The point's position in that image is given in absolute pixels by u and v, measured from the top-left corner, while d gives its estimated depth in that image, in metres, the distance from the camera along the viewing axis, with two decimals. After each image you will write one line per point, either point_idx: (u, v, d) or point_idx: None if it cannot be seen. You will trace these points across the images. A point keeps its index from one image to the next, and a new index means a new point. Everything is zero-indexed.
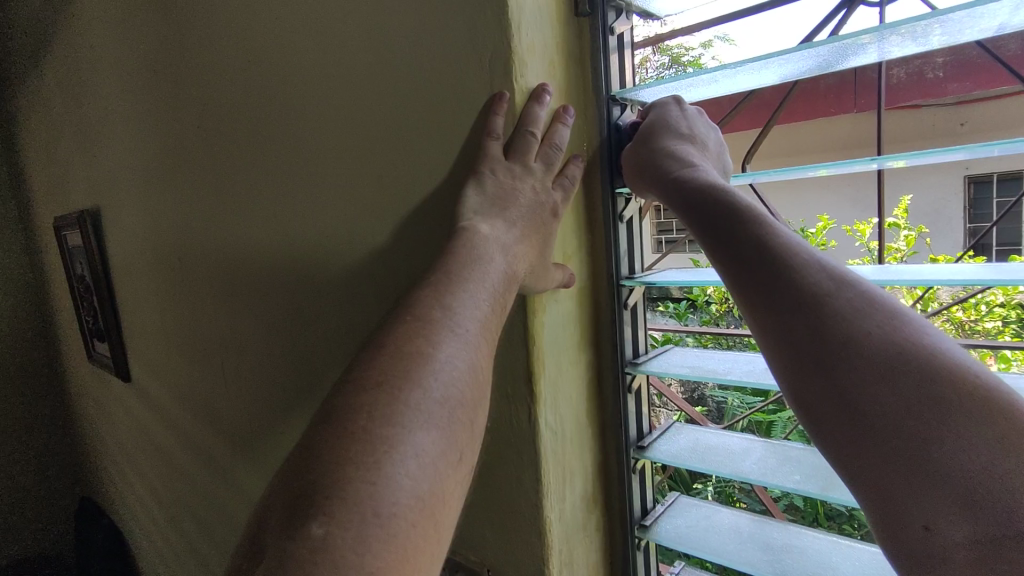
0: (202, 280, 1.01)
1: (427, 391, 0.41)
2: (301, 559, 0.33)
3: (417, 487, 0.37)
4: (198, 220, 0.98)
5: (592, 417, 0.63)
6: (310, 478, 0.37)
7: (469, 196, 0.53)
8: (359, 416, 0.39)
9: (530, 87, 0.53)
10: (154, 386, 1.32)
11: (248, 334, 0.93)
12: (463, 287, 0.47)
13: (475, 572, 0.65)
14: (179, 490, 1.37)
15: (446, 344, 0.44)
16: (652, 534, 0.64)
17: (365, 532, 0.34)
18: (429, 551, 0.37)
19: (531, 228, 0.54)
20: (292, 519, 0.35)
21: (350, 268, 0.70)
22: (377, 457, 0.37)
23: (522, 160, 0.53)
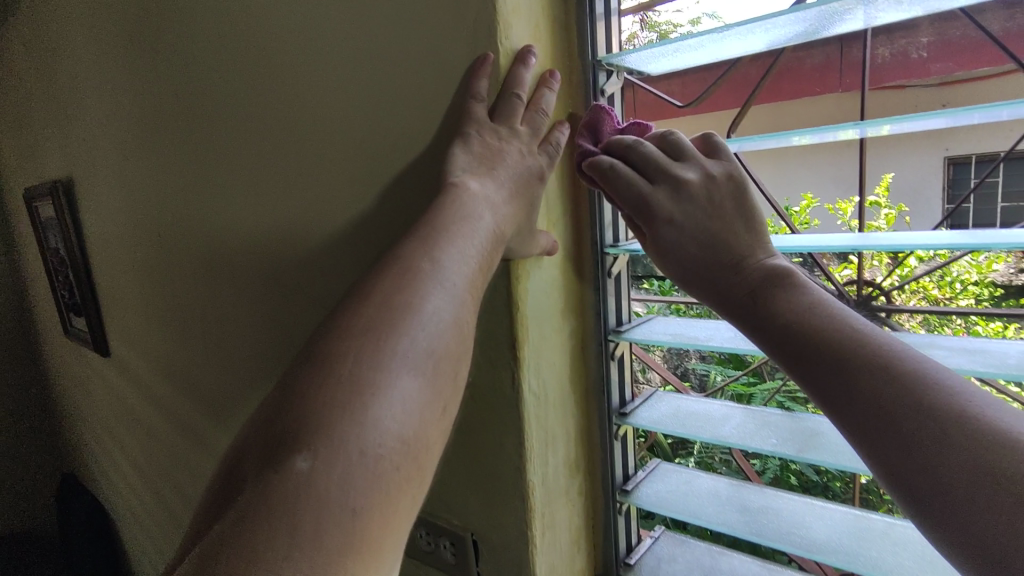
0: (182, 252, 1.00)
1: (414, 339, 0.40)
2: (282, 493, 0.33)
3: (402, 431, 0.37)
4: (175, 190, 0.96)
5: (575, 383, 0.64)
6: (293, 416, 0.36)
7: (457, 154, 0.51)
8: (346, 359, 0.38)
9: (515, 48, 0.52)
10: (134, 359, 1.30)
11: (230, 306, 0.92)
12: (451, 240, 0.46)
13: (458, 536, 0.65)
14: (162, 465, 1.36)
15: (434, 295, 0.43)
16: (633, 498, 0.65)
17: (350, 471, 0.34)
18: (411, 495, 0.37)
19: (518, 190, 0.53)
20: (274, 455, 0.35)
21: (333, 236, 0.69)
22: (362, 399, 0.36)
23: (508, 123, 0.52)
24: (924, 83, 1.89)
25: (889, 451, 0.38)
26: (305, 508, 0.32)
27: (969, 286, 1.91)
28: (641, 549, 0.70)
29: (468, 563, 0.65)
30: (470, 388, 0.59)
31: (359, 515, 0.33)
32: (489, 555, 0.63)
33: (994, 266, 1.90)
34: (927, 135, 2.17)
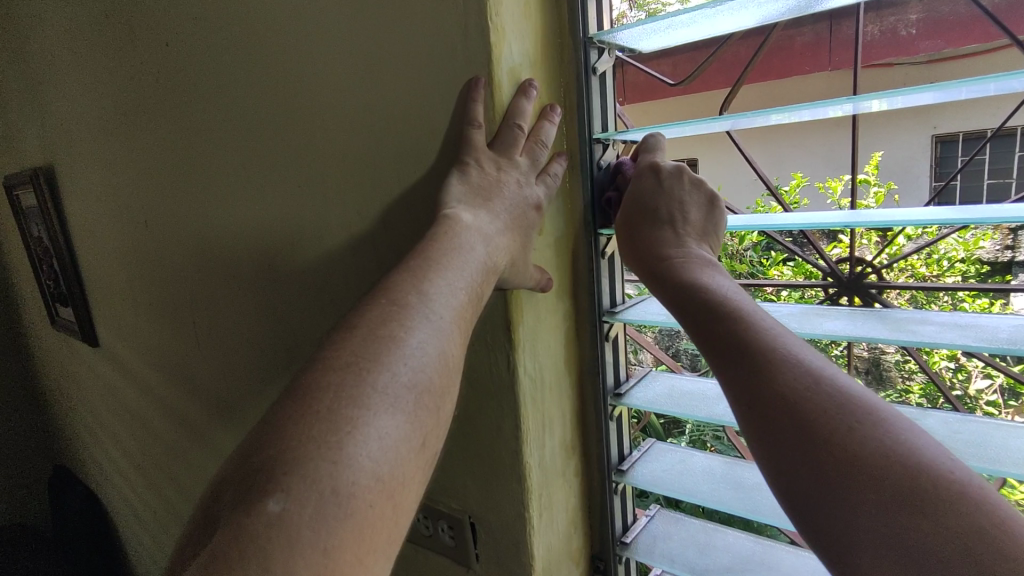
0: (167, 237, 0.98)
1: (395, 374, 0.39)
2: (253, 532, 0.32)
3: (378, 469, 0.36)
4: (159, 175, 0.94)
5: (571, 366, 0.64)
6: (268, 452, 0.35)
7: (453, 185, 0.52)
8: (325, 396, 0.37)
9: (515, 82, 0.53)
10: (124, 349, 1.28)
11: (219, 291, 0.90)
12: (439, 272, 0.46)
13: (456, 519, 0.66)
14: (155, 452, 1.35)
15: (418, 330, 0.42)
16: (629, 478, 0.66)
17: (323, 510, 0.33)
18: (385, 535, 0.36)
19: (515, 221, 0.54)
20: (246, 491, 0.34)
21: (323, 222, 0.68)
22: (339, 436, 0.35)
23: (506, 153, 0.53)
24: (913, 60, 1.88)
25: (816, 471, 0.39)
26: (277, 548, 0.32)
27: (956, 263, 1.94)
28: (637, 528, 0.71)
29: (467, 545, 0.65)
30: (465, 371, 0.59)
31: (331, 555, 0.32)
32: (488, 537, 0.63)
33: (981, 242, 1.93)
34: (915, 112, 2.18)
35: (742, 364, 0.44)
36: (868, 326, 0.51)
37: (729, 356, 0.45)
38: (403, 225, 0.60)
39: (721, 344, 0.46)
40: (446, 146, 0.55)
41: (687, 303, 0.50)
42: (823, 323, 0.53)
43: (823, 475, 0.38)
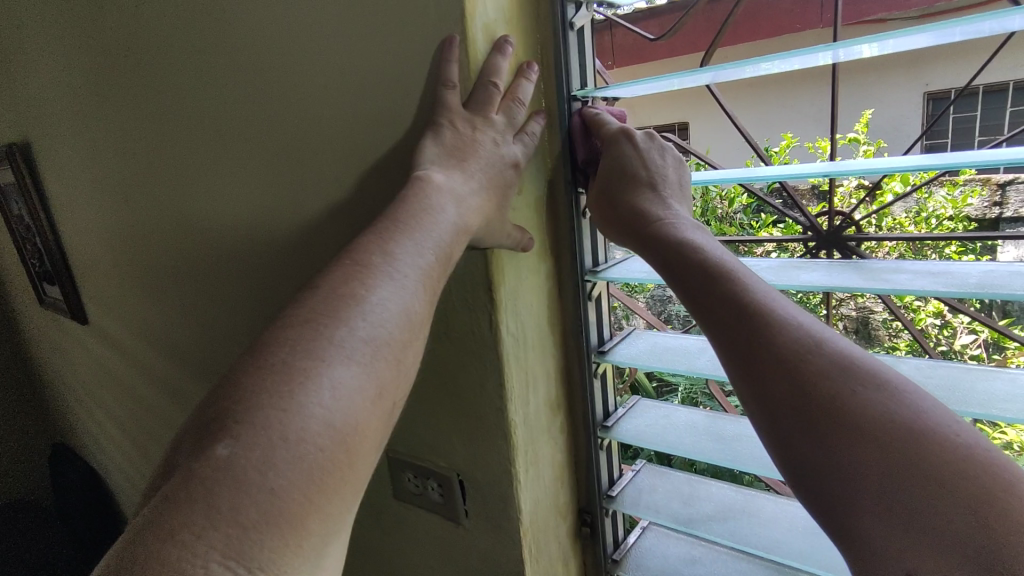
0: (147, 209, 0.97)
1: (352, 328, 0.40)
2: (202, 475, 0.33)
3: (330, 416, 0.37)
4: (134, 145, 0.93)
5: (554, 325, 0.64)
6: (223, 403, 0.37)
7: (426, 146, 0.51)
8: (280, 350, 0.38)
9: (489, 39, 0.52)
10: (113, 326, 1.28)
11: (201, 262, 0.90)
12: (405, 230, 0.46)
13: (445, 477, 0.67)
14: (150, 426, 1.36)
15: (380, 286, 0.43)
16: (614, 434, 0.67)
17: (272, 454, 0.34)
18: (339, 479, 0.37)
19: (492, 181, 0.54)
20: (202, 439, 0.35)
21: (303, 189, 0.67)
22: (291, 386, 0.37)
23: (480, 111, 0.52)
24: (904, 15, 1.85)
25: (872, 481, 0.36)
26: (223, 490, 0.33)
27: (944, 222, 1.95)
28: (623, 482, 0.73)
29: (456, 503, 0.67)
30: (448, 331, 0.59)
31: (277, 496, 0.34)
32: (476, 493, 0.65)
33: (969, 200, 1.93)
34: (907, 67, 2.15)
35: (781, 363, 0.41)
36: (842, 276, 0.52)
37: (724, 324, 0.44)
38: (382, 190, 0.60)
39: (749, 335, 0.43)
40: (421, 106, 0.54)
41: (715, 288, 0.45)
42: (800, 275, 0.54)
43: (855, 468, 0.37)
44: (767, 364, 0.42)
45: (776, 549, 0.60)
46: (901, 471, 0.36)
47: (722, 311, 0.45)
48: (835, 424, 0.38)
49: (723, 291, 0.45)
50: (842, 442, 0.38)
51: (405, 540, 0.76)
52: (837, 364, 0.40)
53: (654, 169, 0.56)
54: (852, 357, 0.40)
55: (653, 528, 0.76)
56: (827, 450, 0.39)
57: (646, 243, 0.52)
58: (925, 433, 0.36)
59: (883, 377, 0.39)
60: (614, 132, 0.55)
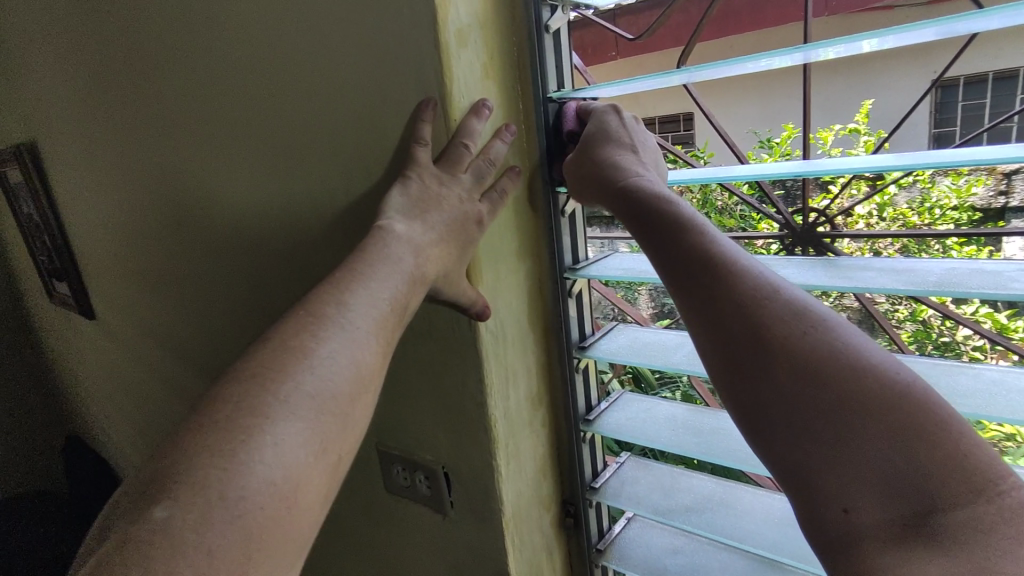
0: (146, 209, 0.99)
1: (299, 383, 0.43)
2: (138, 538, 0.35)
3: (271, 473, 0.39)
4: (132, 147, 0.95)
5: (535, 322, 0.66)
6: (168, 462, 0.39)
7: (394, 197, 0.54)
8: (224, 408, 0.41)
9: (467, 103, 0.55)
10: (120, 324, 1.31)
11: (198, 260, 0.92)
12: (361, 282, 0.49)
13: (431, 470, 0.69)
14: (155, 418, 1.40)
15: (329, 341, 0.46)
16: (596, 427, 0.68)
17: (209, 514, 0.36)
18: (277, 536, 0.39)
19: (454, 231, 0.56)
20: (140, 499, 0.37)
21: (293, 199, 0.70)
22: (234, 445, 0.39)
23: (450, 169, 0.55)
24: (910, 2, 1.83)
25: (818, 423, 0.39)
26: (158, 550, 0.34)
27: (949, 212, 1.94)
28: (606, 475, 0.74)
29: (442, 495, 0.69)
30: (430, 329, 0.61)
31: (214, 556, 0.35)
32: (461, 485, 0.67)
33: (974, 189, 1.91)
34: (911, 55, 2.13)
35: (740, 313, 0.43)
36: (812, 274, 0.53)
37: (699, 284, 0.45)
38: (367, 202, 0.62)
39: (708, 286, 0.45)
40: (400, 109, 0.56)
41: (677, 242, 0.47)
42: (772, 272, 0.55)
43: (804, 412, 0.39)
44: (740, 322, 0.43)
45: (752, 540, 0.61)
46: (847, 413, 0.38)
47: (699, 271, 0.45)
48: (804, 382, 0.40)
49: (685, 245, 0.47)
50: (798, 392, 0.40)
51: (396, 534, 0.78)
52: (791, 312, 0.42)
53: (635, 138, 0.57)
54: (808, 302, 0.42)
55: (638, 519, 0.78)
56: (797, 409, 0.39)
57: (615, 202, 0.53)
58: (871, 376, 0.38)
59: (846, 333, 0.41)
60: (603, 107, 0.60)
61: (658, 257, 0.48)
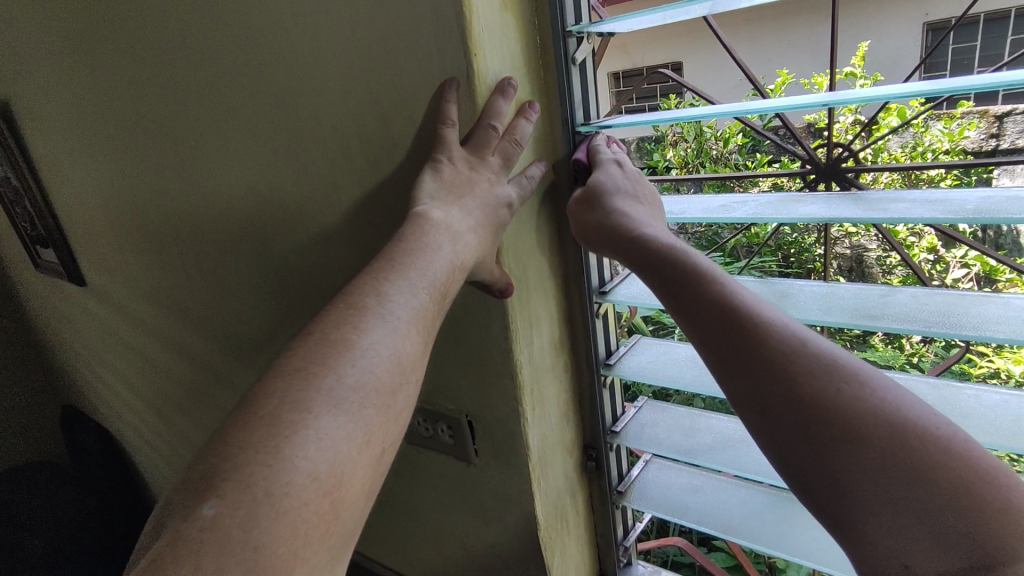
0: (134, 167, 0.94)
1: (341, 376, 0.43)
2: (189, 535, 0.36)
3: (316, 468, 0.40)
4: (114, 101, 0.90)
5: (555, 268, 0.65)
6: (213, 458, 0.40)
7: (426, 181, 0.53)
8: (269, 403, 0.41)
9: (492, 80, 0.54)
10: (112, 288, 1.28)
11: (194, 217, 0.89)
12: (400, 275, 0.49)
13: (454, 420, 0.69)
14: (156, 384, 1.37)
15: (372, 332, 0.46)
16: (616, 371, 0.69)
17: (254, 511, 0.37)
18: (322, 532, 0.40)
19: (487, 218, 0.54)
20: (190, 495, 0.38)
21: (305, 157, 0.67)
22: (279, 440, 0.40)
23: (478, 154, 0.54)
24: None
25: (866, 478, 0.39)
26: (208, 548, 0.35)
27: (941, 155, 1.93)
28: (626, 418, 0.75)
29: (466, 443, 0.69)
30: None
31: (261, 553, 0.36)
32: (485, 433, 0.67)
33: (966, 133, 1.91)
34: None
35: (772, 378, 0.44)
36: (842, 208, 0.52)
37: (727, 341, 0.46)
38: (390, 163, 0.60)
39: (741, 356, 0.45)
40: (414, 50, 0.53)
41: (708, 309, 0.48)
42: (799, 208, 0.54)
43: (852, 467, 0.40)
44: (760, 359, 0.45)
45: (776, 474, 0.62)
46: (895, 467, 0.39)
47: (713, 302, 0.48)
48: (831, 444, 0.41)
49: (715, 311, 0.47)
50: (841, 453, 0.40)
51: (420, 486, 0.79)
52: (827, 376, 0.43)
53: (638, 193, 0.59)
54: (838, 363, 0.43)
55: (656, 461, 0.79)
56: (829, 466, 0.41)
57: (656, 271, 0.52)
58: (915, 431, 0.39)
59: (884, 391, 0.42)
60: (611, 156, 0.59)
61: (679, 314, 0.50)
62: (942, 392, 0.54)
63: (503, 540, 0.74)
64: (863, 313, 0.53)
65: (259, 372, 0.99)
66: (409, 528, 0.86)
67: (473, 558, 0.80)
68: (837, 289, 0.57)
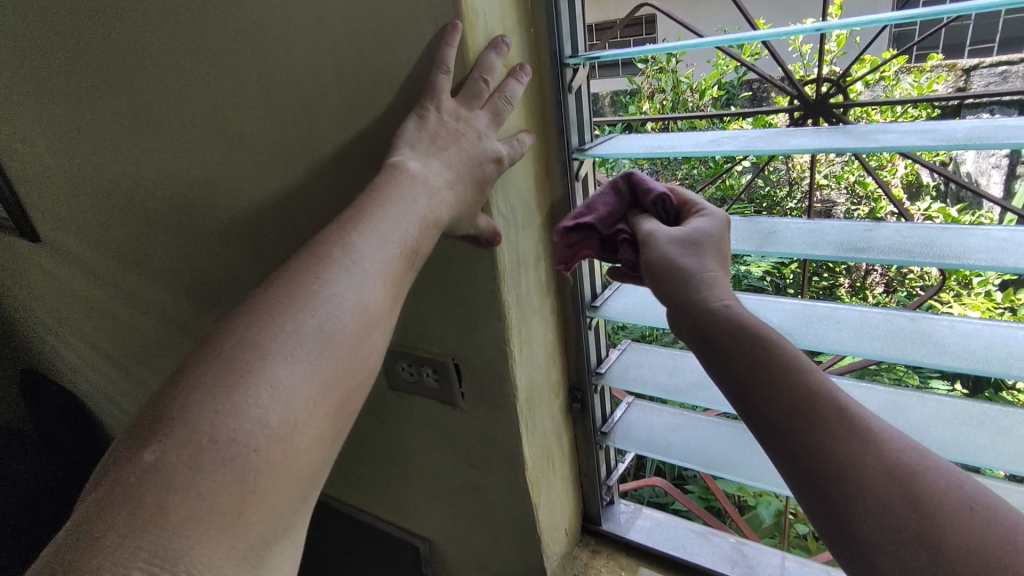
0: (86, 111, 0.88)
1: (302, 323, 0.42)
2: (132, 476, 0.35)
3: (267, 412, 0.38)
4: (60, 38, 0.83)
5: (542, 205, 0.64)
6: (166, 402, 0.38)
7: (409, 127, 0.51)
8: (227, 346, 0.40)
9: (486, 37, 0.52)
10: (66, 237, 1.20)
11: (154, 164, 0.83)
12: (371, 221, 0.48)
13: (439, 364, 0.69)
14: (120, 344, 1.32)
15: (337, 280, 0.44)
16: (602, 313, 0.68)
17: (199, 453, 0.36)
18: (277, 476, 0.38)
19: (469, 174, 0.53)
20: (137, 440, 0.37)
21: (273, 93, 0.63)
22: (231, 382, 0.38)
23: (467, 105, 0.51)
24: None
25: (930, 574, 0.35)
26: (149, 490, 0.34)
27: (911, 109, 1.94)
28: (610, 361, 0.76)
29: (451, 385, 0.69)
30: None
31: (206, 496, 0.35)
32: (471, 377, 0.67)
33: (935, 87, 1.92)
34: None
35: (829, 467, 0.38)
36: (831, 139, 0.52)
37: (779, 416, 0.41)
38: (370, 96, 0.57)
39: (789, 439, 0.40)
40: None
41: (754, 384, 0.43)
42: (789, 141, 0.54)
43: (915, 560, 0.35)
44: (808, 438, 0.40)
45: None
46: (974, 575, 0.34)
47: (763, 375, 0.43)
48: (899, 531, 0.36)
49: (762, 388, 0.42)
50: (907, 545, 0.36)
51: (403, 430, 0.79)
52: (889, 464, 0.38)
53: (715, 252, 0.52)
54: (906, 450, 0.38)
55: (637, 403, 0.81)
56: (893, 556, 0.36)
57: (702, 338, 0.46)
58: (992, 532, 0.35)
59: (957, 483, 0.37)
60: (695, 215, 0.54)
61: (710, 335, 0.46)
62: (919, 324, 0.56)
63: (488, 480, 0.75)
64: (850, 246, 0.53)
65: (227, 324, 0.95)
66: (392, 473, 0.86)
67: (456, 500, 0.81)
68: (822, 226, 0.57)
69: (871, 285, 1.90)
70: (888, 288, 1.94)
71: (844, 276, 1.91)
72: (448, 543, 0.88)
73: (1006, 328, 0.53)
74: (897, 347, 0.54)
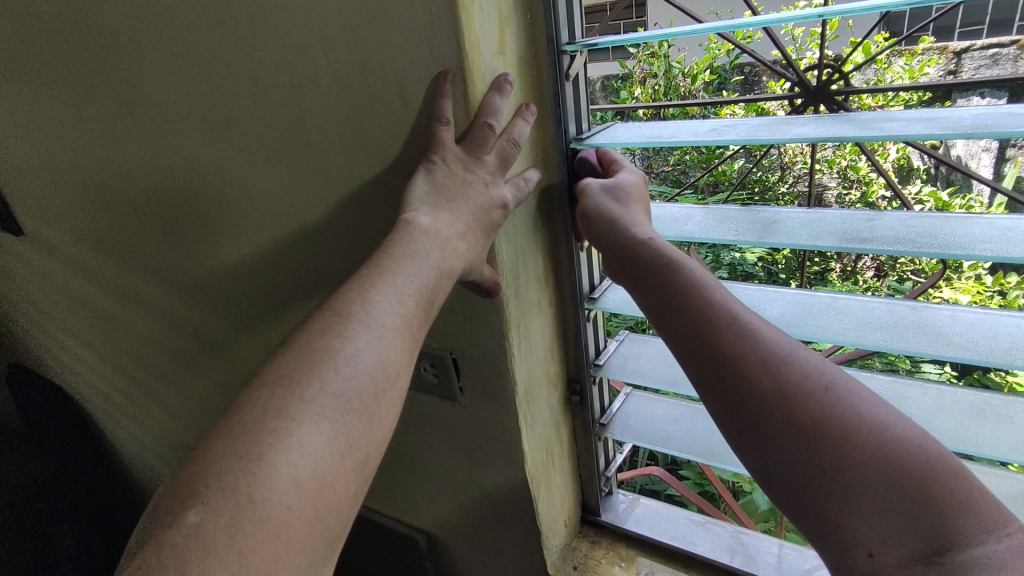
0: (50, 107, 0.83)
1: (325, 384, 0.42)
2: (173, 542, 0.36)
3: (297, 474, 0.39)
4: (19, 31, 0.78)
5: (540, 197, 0.62)
6: (197, 462, 0.39)
7: (419, 184, 0.52)
8: (252, 411, 0.41)
9: (488, 78, 0.52)
10: (39, 228, 1.15)
11: (127, 164, 0.80)
12: (390, 277, 0.48)
13: (438, 358, 0.68)
14: (102, 341, 1.29)
15: (358, 339, 0.45)
16: (601, 305, 0.68)
17: (236, 518, 0.37)
18: (304, 535, 0.39)
19: (479, 220, 0.53)
20: (172, 504, 0.38)
21: (259, 96, 0.61)
22: (260, 448, 0.39)
23: (475, 152, 0.52)
24: None
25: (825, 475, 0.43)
26: (190, 555, 0.35)
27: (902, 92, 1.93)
28: (608, 352, 0.75)
29: (452, 381, 0.68)
30: None
31: (245, 556, 0.36)
32: (474, 379, 0.67)
33: (926, 70, 1.90)
34: None
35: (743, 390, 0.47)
36: (834, 128, 0.51)
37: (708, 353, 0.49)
38: (361, 90, 0.54)
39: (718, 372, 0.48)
40: None
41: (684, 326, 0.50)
42: (792, 130, 0.53)
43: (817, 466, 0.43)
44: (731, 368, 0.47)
45: None
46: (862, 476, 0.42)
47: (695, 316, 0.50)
48: (804, 442, 0.44)
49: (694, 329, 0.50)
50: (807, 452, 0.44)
51: (402, 425, 0.79)
52: (800, 390, 0.45)
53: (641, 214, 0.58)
54: (816, 376, 0.46)
55: (636, 394, 0.80)
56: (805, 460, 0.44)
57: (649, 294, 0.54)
58: (878, 440, 0.43)
59: (861, 404, 0.44)
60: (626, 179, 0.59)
61: (680, 330, 0.51)
62: (921, 313, 0.56)
63: (491, 480, 0.75)
64: (853, 237, 0.53)
65: (212, 325, 0.93)
66: (393, 474, 0.86)
67: (459, 497, 0.81)
68: (824, 216, 0.56)
69: (861, 270, 1.91)
70: (878, 272, 1.95)
71: (835, 261, 1.92)
72: (448, 536, 0.88)
73: (1006, 317, 0.53)
74: (900, 337, 0.54)
